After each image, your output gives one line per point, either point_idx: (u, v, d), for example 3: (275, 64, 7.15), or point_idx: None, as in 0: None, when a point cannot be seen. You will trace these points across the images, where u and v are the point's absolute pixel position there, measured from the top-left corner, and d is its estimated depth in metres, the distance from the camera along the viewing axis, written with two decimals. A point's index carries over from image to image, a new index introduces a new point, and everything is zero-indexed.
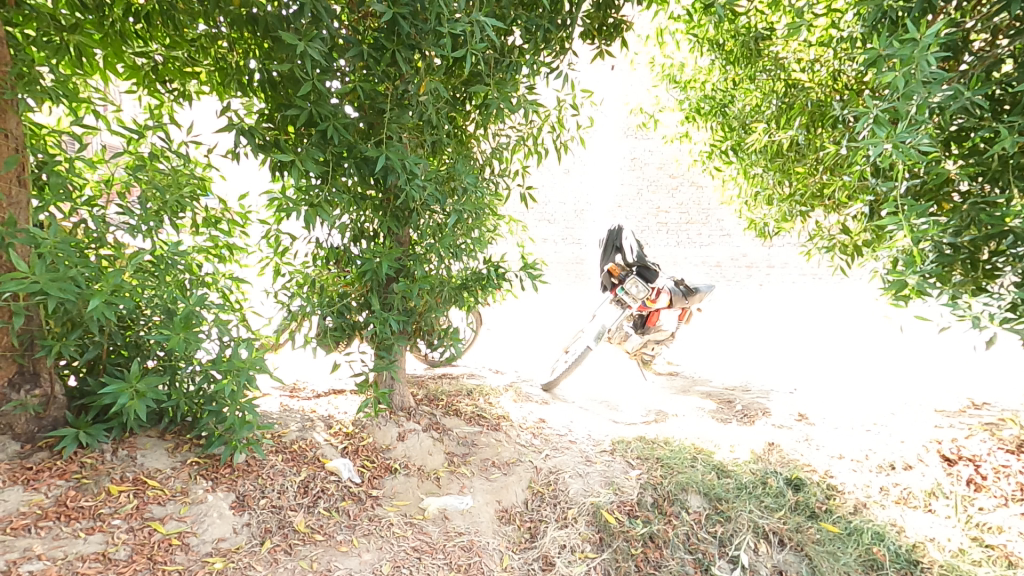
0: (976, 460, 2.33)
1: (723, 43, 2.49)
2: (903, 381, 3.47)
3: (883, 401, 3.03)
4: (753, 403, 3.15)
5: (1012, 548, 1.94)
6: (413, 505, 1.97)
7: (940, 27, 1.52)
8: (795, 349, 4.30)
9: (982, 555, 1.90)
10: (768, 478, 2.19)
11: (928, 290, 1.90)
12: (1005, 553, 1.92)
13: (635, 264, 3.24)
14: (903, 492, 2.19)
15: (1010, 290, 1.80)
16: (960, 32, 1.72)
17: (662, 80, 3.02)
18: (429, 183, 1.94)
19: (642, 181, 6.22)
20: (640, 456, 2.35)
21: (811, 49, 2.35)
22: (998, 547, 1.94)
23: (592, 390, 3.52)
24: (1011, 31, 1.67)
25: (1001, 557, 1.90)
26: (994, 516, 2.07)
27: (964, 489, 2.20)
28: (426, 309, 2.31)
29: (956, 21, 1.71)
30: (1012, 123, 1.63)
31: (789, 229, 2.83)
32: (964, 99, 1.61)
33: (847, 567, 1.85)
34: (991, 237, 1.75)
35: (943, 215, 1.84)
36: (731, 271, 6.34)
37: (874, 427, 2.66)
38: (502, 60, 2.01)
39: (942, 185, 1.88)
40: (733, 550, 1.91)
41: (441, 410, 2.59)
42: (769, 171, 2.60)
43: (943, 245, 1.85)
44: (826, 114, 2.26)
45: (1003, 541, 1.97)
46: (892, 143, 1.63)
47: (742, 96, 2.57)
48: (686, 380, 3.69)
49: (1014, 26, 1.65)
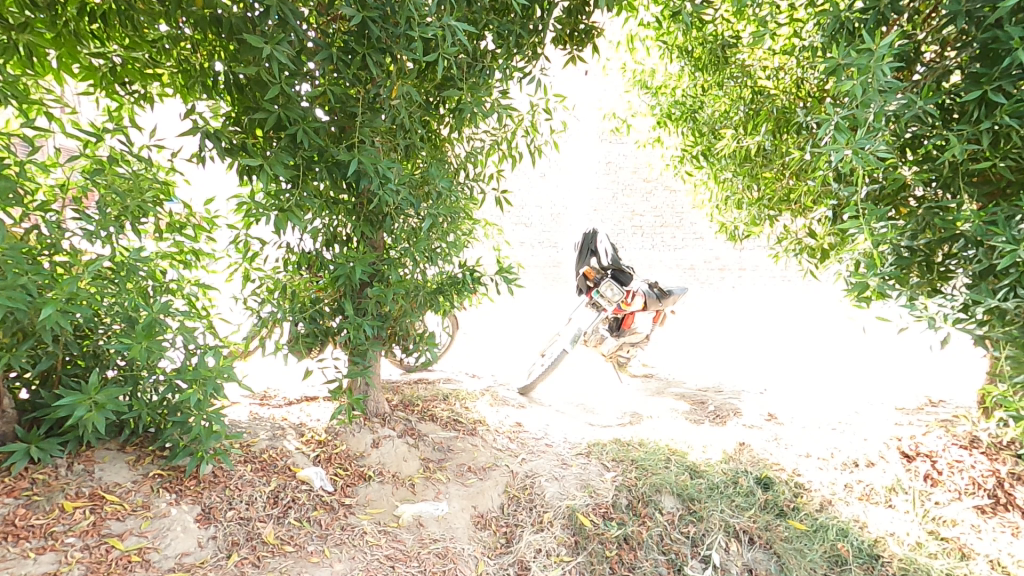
0: (934, 456, 2.39)
1: (691, 50, 2.54)
2: (867, 380, 3.57)
3: (849, 400, 3.11)
4: (725, 404, 3.21)
5: (965, 541, 2.01)
6: (387, 512, 1.94)
7: (893, 38, 1.59)
8: (766, 350, 4.38)
9: (938, 548, 1.97)
10: (739, 477, 2.23)
11: (888, 291, 1.98)
12: (959, 545, 1.99)
13: (610, 267, 3.26)
14: (865, 488, 2.25)
15: (961, 291, 1.87)
16: (912, 43, 1.80)
17: (634, 86, 3.05)
18: (403, 187, 1.93)
19: (617, 185, 6.28)
20: (616, 458, 2.37)
21: (775, 57, 2.43)
22: (952, 540, 2.01)
23: (569, 393, 3.53)
24: (958, 43, 1.73)
25: (955, 549, 1.97)
26: (949, 510, 2.15)
27: (922, 484, 2.27)
28: (401, 313, 2.29)
29: (908, 33, 1.78)
30: (960, 132, 1.70)
31: (758, 233, 2.90)
32: (917, 108, 1.68)
33: (813, 563, 1.89)
34: (944, 240, 1.86)
35: (900, 220, 1.93)
36: (705, 273, 6.43)
37: (839, 426, 2.73)
38: (476, 64, 2.01)
39: (900, 189, 1.95)
40: (705, 550, 1.94)
41: (417, 416, 2.56)
42: (738, 175, 2.65)
43: (901, 248, 1.94)
44: (791, 121, 2.35)
45: (957, 533, 2.05)
46: (851, 149, 1.70)
47: (711, 102, 2.62)
48: (661, 382, 3.73)
49: (961, 39, 1.71)
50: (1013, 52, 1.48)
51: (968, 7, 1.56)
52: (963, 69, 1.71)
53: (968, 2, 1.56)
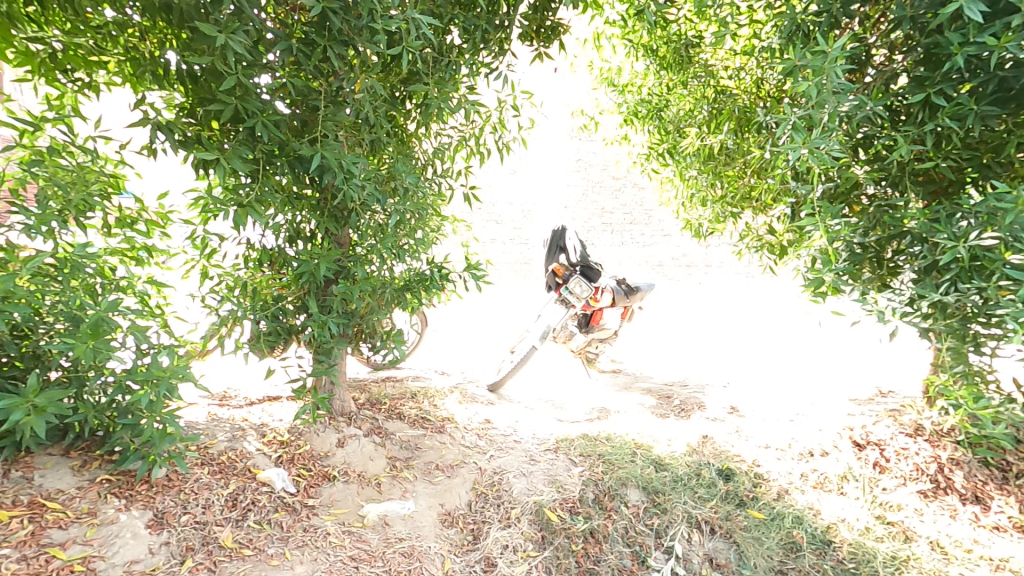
0: (882, 444, 2.49)
1: (656, 48, 2.56)
2: (824, 372, 3.69)
3: (806, 392, 3.22)
4: (690, 398, 3.27)
5: (908, 524, 2.11)
6: (351, 512, 1.91)
7: (846, 41, 1.64)
8: (729, 345, 4.49)
9: (884, 532, 2.06)
10: (702, 469, 2.28)
11: (841, 286, 2.05)
12: (903, 528, 2.08)
13: (578, 264, 3.28)
14: (820, 477, 2.33)
15: (908, 286, 1.94)
16: (862, 46, 1.87)
17: (601, 83, 3.06)
18: (369, 183, 1.89)
19: (587, 182, 6.34)
20: (583, 453, 2.39)
21: (737, 57, 2.47)
22: (897, 523, 2.10)
23: (539, 389, 3.54)
24: (904, 47, 1.79)
25: (899, 532, 2.06)
26: (895, 495, 2.25)
27: (871, 471, 2.37)
28: (368, 311, 2.26)
29: (859, 36, 1.84)
30: (907, 133, 1.77)
31: (721, 230, 2.97)
32: (867, 109, 1.74)
33: (770, 551, 1.95)
34: (892, 237, 1.94)
35: (853, 217, 2.00)
36: (673, 270, 6.53)
37: (796, 417, 2.82)
38: (442, 59, 1.99)
39: (852, 189, 2.02)
40: (668, 541, 1.97)
41: (384, 414, 2.53)
42: (702, 173, 2.71)
43: (853, 244, 2.01)
44: (751, 120, 2.41)
45: (902, 517, 2.15)
46: (808, 148, 1.75)
47: (676, 101, 2.65)
48: (629, 377, 3.79)
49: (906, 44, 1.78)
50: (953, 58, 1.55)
51: (912, 13, 1.62)
52: (909, 72, 1.78)
53: (912, 7, 1.62)
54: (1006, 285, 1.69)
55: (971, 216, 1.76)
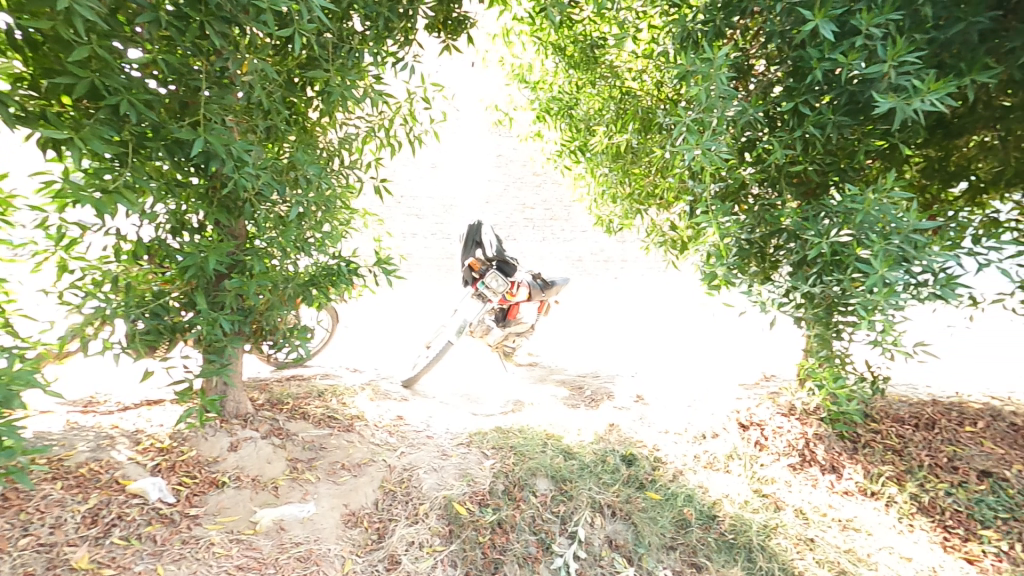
0: (763, 424, 2.70)
1: (564, 47, 2.61)
2: (721, 360, 3.95)
3: (704, 379, 3.42)
4: (601, 388, 3.39)
5: (780, 496, 2.32)
6: (241, 520, 1.80)
7: (728, 50, 1.76)
8: (639, 337, 4.69)
9: (759, 503, 2.25)
10: (607, 456, 2.36)
11: (732, 279, 2.19)
12: (774, 499, 2.28)
13: (495, 259, 3.29)
14: (709, 457, 2.49)
15: (785, 278, 2.14)
16: (743, 56, 1.99)
17: (513, 79, 3.06)
18: (264, 171, 1.77)
19: (508, 178, 6.37)
20: (496, 446, 2.39)
21: (639, 60, 2.56)
22: (770, 495, 2.31)
23: (455, 384, 3.52)
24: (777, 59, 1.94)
25: (771, 503, 2.26)
26: (770, 470, 2.46)
27: (752, 449, 2.56)
28: (268, 307, 2.11)
29: (740, 47, 1.97)
30: (781, 138, 1.94)
31: (630, 226, 3.08)
32: (749, 114, 1.87)
33: (663, 529, 2.05)
34: (772, 233, 2.10)
35: (742, 215, 2.15)
36: (591, 266, 6.65)
37: (693, 403, 2.99)
38: (342, 45, 1.90)
39: (741, 188, 2.16)
40: (573, 526, 2.02)
41: (285, 414, 2.40)
42: (612, 171, 2.79)
43: (742, 240, 2.15)
44: (652, 121, 2.54)
45: (774, 490, 2.35)
46: (700, 149, 1.86)
47: (585, 100, 2.71)
48: (545, 369, 3.86)
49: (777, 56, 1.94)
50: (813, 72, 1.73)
51: (780, 29, 1.78)
52: (782, 82, 1.93)
53: (780, 23, 1.77)
54: (858, 276, 1.90)
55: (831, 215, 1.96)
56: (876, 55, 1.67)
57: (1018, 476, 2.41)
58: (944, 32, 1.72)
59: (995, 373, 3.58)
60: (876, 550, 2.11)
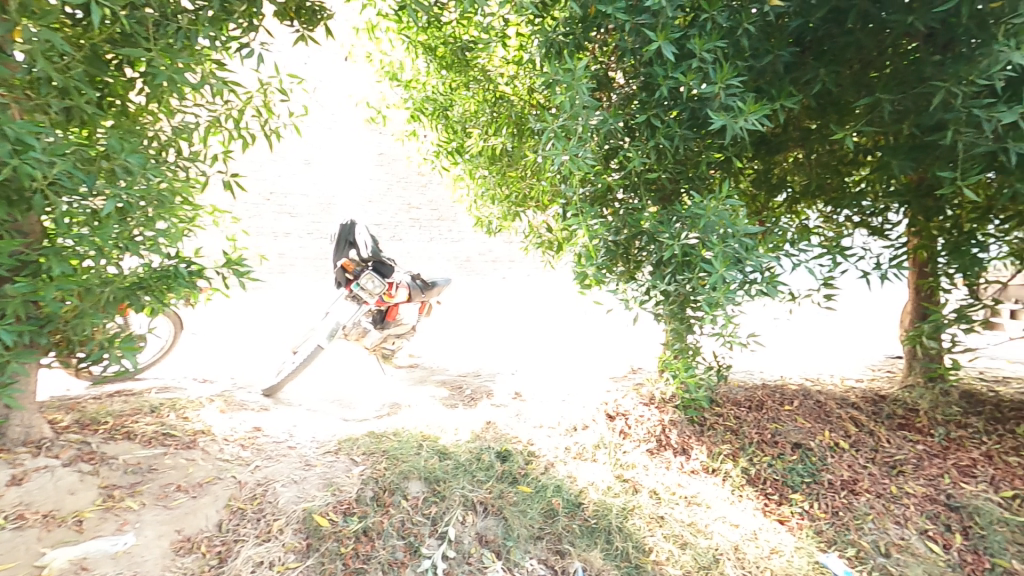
0: (627, 414, 2.90)
1: (435, 48, 2.63)
2: (594, 356, 4.16)
3: (578, 374, 3.59)
4: (480, 387, 3.41)
5: (639, 480, 2.50)
6: (23, 565, 1.55)
7: (587, 63, 1.88)
8: (519, 335, 4.81)
9: (620, 487, 2.41)
10: (482, 454, 2.38)
11: (600, 278, 2.32)
12: (633, 483, 2.46)
13: (370, 259, 3.14)
14: (579, 448, 2.62)
15: (646, 277, 2.30)
16: (602, 69, 2.10)
17: (384, 77, 2.98)
18: (55, 158, 1.52)
19: (391, 176, 6.25)
20: (367, 452, 2.29)
21: (510, 66, 2.62)
22: (630, 479, 2.48)
23: (324, 390, 3.34)
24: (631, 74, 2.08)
25: (630, 487, 2.43)
26: (631, 456, 2.64)
27: (617, 438, 2.74)
28: (75, 314, 1.83)
29: (600, 60, 2.08)
30: (638, 147, 2.11)
31: (509, 228, 3.13)
32: (610, 124, 1.99)
33: (532, 521, 2.10)
34: (633, 236, 2.24)
35: (608, 217, 2.26)
36: (479, 266, 6.60)
37: (567, 397, 3.12)
38: (167, 23, 1.67)
39: (608, 192, 2.26)
40: (443, 526, 1.98)
41: (101, 436, 2.13)
42: (490, 173, 2.83)
43: (609, 242, 2.27)
44: (525, 126, 2.58)
45: (635, 475, 2.53)
46: (568, 155, 1.95)
47: (460, 102, 2.72)
48: (425, 370, 3.81)
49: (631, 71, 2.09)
50: (661, 88, 1.93)
51: (631, 47, 1.95)
52: (637, 95, 2.08)
53: (631, 42, 1.94)
54: (704, 275, 2.10)
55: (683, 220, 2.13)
56: (709, 78, 1.90)
57: (821, 446, 2.83)
58: (759, 61, 2.05)
59: (812, 358, 4.17)
60: (712, 520, 2.37)
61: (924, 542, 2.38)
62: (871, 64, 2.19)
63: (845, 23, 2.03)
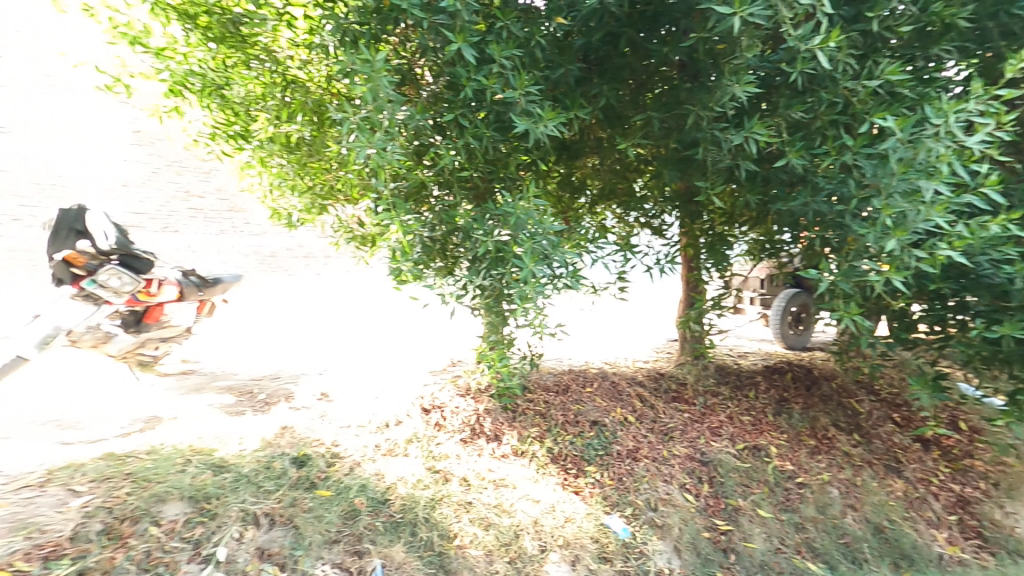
0: (442, 406, 2.98)
1: (195, 16, 2.29)
2: (407, 352, 4.12)
3: (394, 372, 3.51)
4: (278, 390, 3.17)
5: (451, 469, 2.59)
6: None
7: (385, 56, 1.89)
8: (329, 334, 4.56)
9: (430, 479, 2.46)
10: (273, 461, 2.24)
11: (418, 273, 2.33)
12: (444, 474, 2.53)
13: (117, 253, 2.36)
14: (390, 444, 2.63)
15: (462, 272, 2.37)
16: (406, 63, 2.14)
17: (117, 37, 2.34)
18: None
19: (160, 160, 4.94)
20: (98, 478, 1.98)
21: (300, 50, 2.45)
22: (441, 470, 2.55)
23: (50, 407, 2.77)
24: (435, 73, 2.14)
25: (441, 476, 2.50)
26: (444, 446, 2.72)
27: (431, 431, 2.80)
28: None
29: (402, 55, 2.10)
30: (450, 144, 2.15)
31: (312, 221, 2.95)
32: (417, 120, 2.02)
33: (328, 525, 2.04)
34: (449, 231, 2.29)
35: (425, 213, 2.28)
36: (287, 261, 5.77)
37: (379, 394, 3.06)
38: None
39: (422, 189, 2.28)
40: (209, 548, 1.82)
41: None
42: (289, 164, 2.64)
43: (425, 238, 2.29)
44: (325, 114, 2.49)
45: (447, 465, 2.61)
46: (373, 148, 1.95)
47: (240, 82, 2.41)
48: (202, 378, 3.37)
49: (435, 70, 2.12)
50: (466, 88, 2.01)
51: (432, 45, 1.99)
52: (443, 94, 2.16)
53: (432, 42, 1.99)
54: (516, 270, 2.21)
55: (496, 217, 2.23)
56: (510, 83, 2.01)
57: (612, 422, 3.21)
58: (551, 72, 2.30)
59: (609, 346, 4.67)
60: (519, 500, 2.54)
61: (682, 494, 2.92)
62: (644, 85, 2.78)
63: (617, 47, 2.51)
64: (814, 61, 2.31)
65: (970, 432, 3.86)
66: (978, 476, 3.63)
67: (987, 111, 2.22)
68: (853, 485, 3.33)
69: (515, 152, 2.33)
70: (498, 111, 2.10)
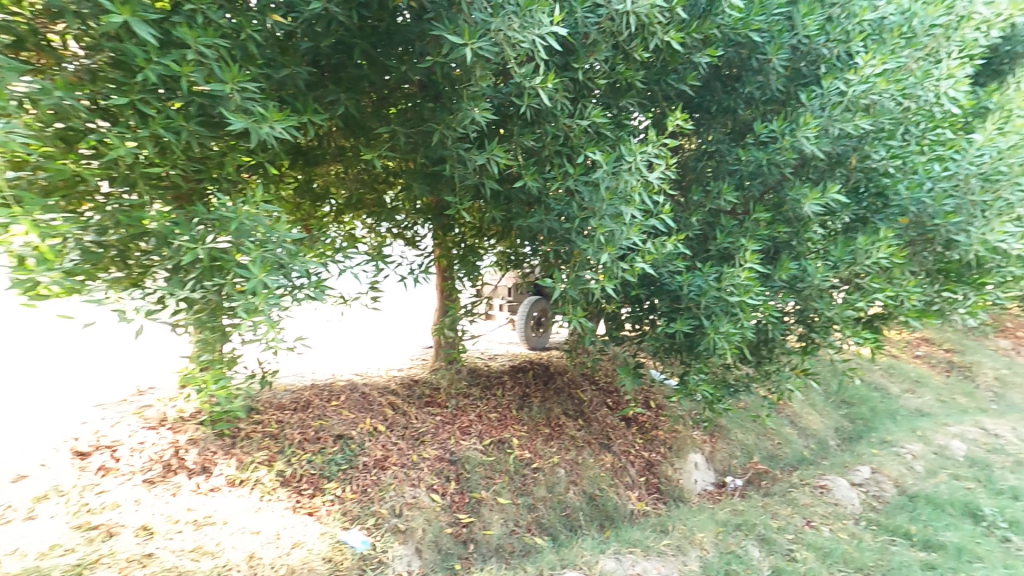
0: (114, 447, 4.26)
1: None
2: (66, 402, 4.96)
3: (39, 436, 4.33)
4: None
5: (109, 522, 3.57)
6: None
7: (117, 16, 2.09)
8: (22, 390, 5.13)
9: (88, 536, 3.43)
10: None
11: (82, 284, 2.60)
12: (106, 528, 3.50)
13: None
14: (85, 505, 3.68)
15: (159, 284, 2.84)
16: (23, 24, 2.28)
17: None
18: None
19: None
20: None
21: None
22: (102, 526, 3.52)
23: None
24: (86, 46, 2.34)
25: (102, 532, 3.47)
26: (112, 496, 3.80)
27: (96, 477, 3.96)
28: None
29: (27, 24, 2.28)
30: (117, 133, 2.45)
31: None
32: (53, 97, 2.25)
33: None
34: (132, 235, 2.67)
35: (92, 213, 2.60)
36: None
37: (25, 444, 4.21)
38: None
39: (76, 184, 2.51)
40: None
41: None
42: None
43: (91, 242, 2.61)
44: None
45: (104, 517, 3.61)
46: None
47: None
48: None
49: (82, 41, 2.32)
50: (143, 69, 2.34)
51: (72, 11, 2.17)
52: (103, 71, 2.40)
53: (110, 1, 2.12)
54: (239, 280, 2.73)
55: (201, 218, 2.70)
56: (215, 74, 2.52)
57: (359, 434, 4.81)
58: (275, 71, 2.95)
59: (364, 359, 6.42)
60: (227, 530, 3.69)
61: (428, 494, 4.56)
62: (386, 105, 3.83)
63: (352, 57, 3.40)
64: (537, 97, 3.66)
65: (656, 409, 6.80)
66: (658, 442, 6.50)
67: (659, 153, 3.81)
68: (569, 458, 5.67)
69: (231, 150, 2.97)
70: (204, 102, 2.59)
